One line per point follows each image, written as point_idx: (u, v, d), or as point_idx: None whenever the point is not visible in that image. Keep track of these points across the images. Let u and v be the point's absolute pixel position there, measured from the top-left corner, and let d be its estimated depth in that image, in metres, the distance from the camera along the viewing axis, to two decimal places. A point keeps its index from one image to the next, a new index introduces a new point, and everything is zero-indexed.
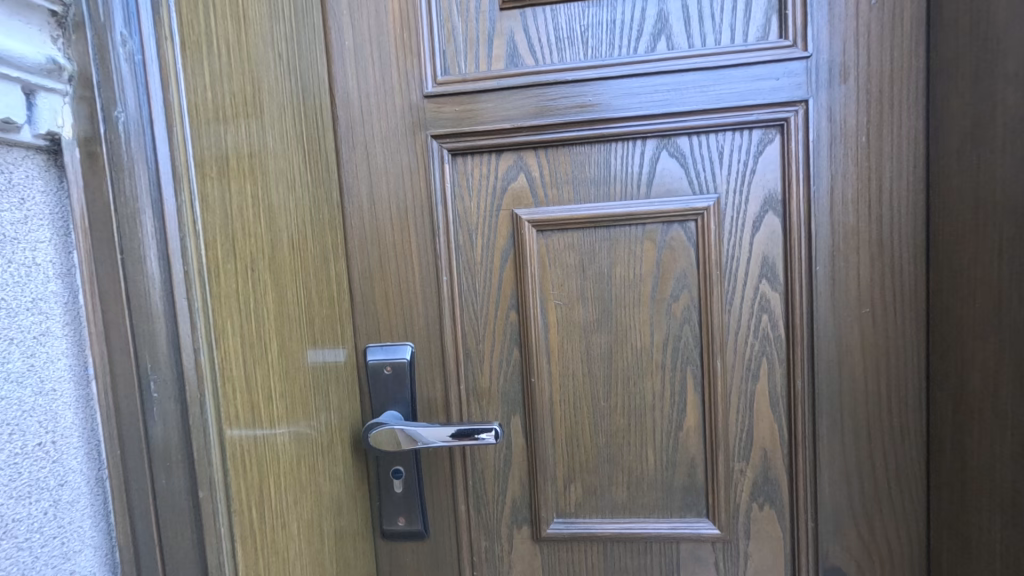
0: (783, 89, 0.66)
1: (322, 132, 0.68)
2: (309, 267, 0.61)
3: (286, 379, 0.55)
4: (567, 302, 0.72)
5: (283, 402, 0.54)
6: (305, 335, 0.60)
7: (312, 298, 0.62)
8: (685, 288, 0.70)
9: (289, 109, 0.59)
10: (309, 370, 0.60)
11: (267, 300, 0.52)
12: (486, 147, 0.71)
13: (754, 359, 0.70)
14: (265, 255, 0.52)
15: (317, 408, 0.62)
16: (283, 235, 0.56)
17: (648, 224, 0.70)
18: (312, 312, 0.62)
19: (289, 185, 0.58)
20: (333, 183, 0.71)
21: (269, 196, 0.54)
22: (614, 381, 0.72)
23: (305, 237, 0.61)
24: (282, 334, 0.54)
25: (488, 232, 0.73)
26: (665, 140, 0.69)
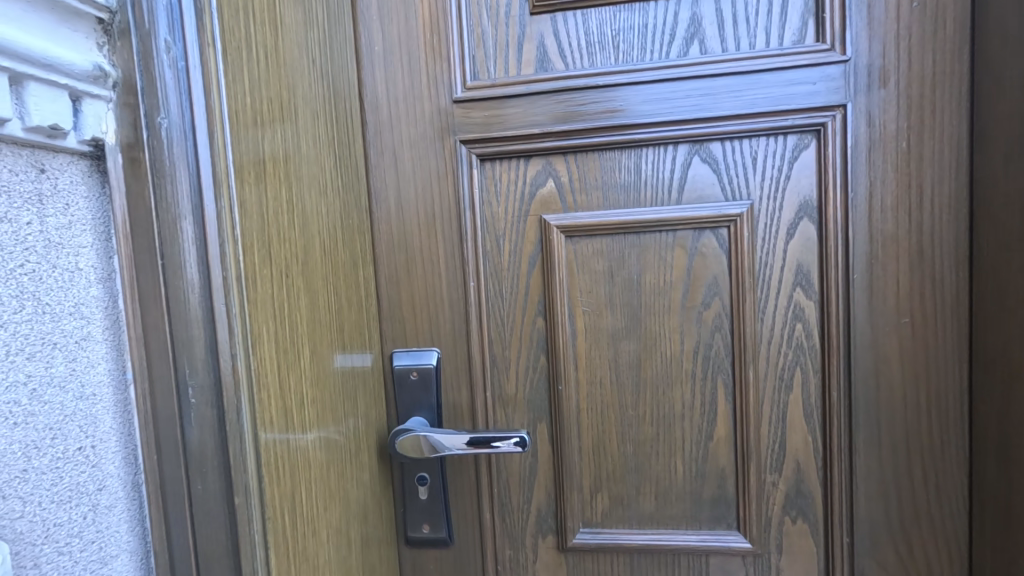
0: (820, 93, 0.64)
1: (353, 137, 0.68)
2: (339, 272, 0.61)
3: (318, 385, 0.55)
4: (595, 309, 0.71)
5: (315, 408, 0.54)
6: (334, 340, 0.59)
7: (341, 303, 0.62)
8: (717, 295, 0.69)
9: (322, 115, 0.59)
10: (338, 376, 0.60)
11: (301, 306, 0.52)
12: (515, 151, 0.70)
13: (788, 368, 0.69)
14: (299, 260, 0.52)
15: (345, 413, 0.62)
16: (316, 241, 0.56)
17: (679, 230, 0.69)
18: (341, 317, 0.62)
19: (322, 191, 0.58)
20: (362, 188, 0.71)
21: (303, 201, 0.54)
22: (642, 389, 0.71)
23: (336, 242, 0.61)
24: (313, 339, 0.54)
25: (516, 237, 0.72)
26: (697, 144, 0.68)
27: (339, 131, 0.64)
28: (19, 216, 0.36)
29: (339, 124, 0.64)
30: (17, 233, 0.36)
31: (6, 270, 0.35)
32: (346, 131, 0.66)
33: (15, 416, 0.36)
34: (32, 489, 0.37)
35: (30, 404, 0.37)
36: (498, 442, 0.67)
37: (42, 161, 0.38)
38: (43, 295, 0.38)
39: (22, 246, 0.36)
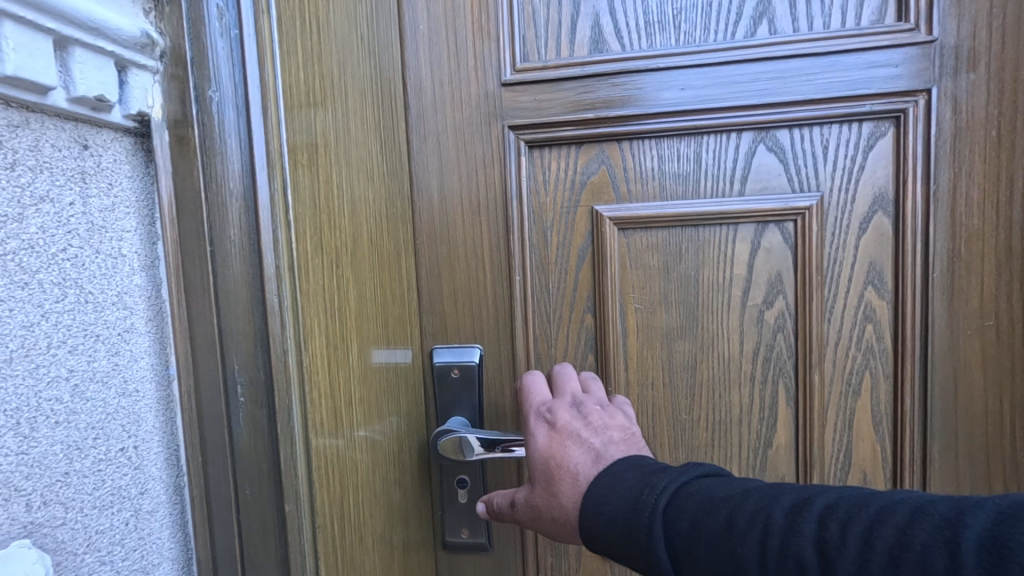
0: (901, 76, 0.60)
1: (396, 122, 0.65)
2: (386, 263, 0.58)
3: (365, 384, 0.51)
4: (647, 305, 0.67)
5: (362, 408, 0.51)
6: (380, 336, 0.56)
7: (387, 297, 0.58)
8: (780, 294, 0.65)
9: (369, 95, 0.56)
10: (382, 374, 0.57)
11: (351, 299, 0.48)
12: (566, 138, 0.67)
13: (856, 372, 0.64)
14: (349, 250, 0.49)
15: (388, 413, 0.58)
16: (364, 231, 0.52)
17: (741, 223, 0.65)
18: (386, 312, 0.58)
19: (369, 176, 0.54)
20: (404, 176, 0.67)
21: (353, 187, 0.50)
22: (697, 391, 0.68)
23: (382, 231, 0.57)
24: (362, 335, 0.51)
25: (565, 229, 0.69)
26: (763, 132, 0.64)
27: (384, 114, 0.60)
28: (62, 196, 0.33)
29: (385, 106, 0.60)
30: (59, 215, 0.33)
31: (48, 254, 0.32)
32: (391, 116, 0.63)
33: (57, 414, 0.33)
34: (73, 493, 0.34)
35: (72, 401, 0.34)
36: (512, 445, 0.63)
37: (85, 136, 0.35)
38: (86, 282, 0.35)
39: (64, 228, 0.33)
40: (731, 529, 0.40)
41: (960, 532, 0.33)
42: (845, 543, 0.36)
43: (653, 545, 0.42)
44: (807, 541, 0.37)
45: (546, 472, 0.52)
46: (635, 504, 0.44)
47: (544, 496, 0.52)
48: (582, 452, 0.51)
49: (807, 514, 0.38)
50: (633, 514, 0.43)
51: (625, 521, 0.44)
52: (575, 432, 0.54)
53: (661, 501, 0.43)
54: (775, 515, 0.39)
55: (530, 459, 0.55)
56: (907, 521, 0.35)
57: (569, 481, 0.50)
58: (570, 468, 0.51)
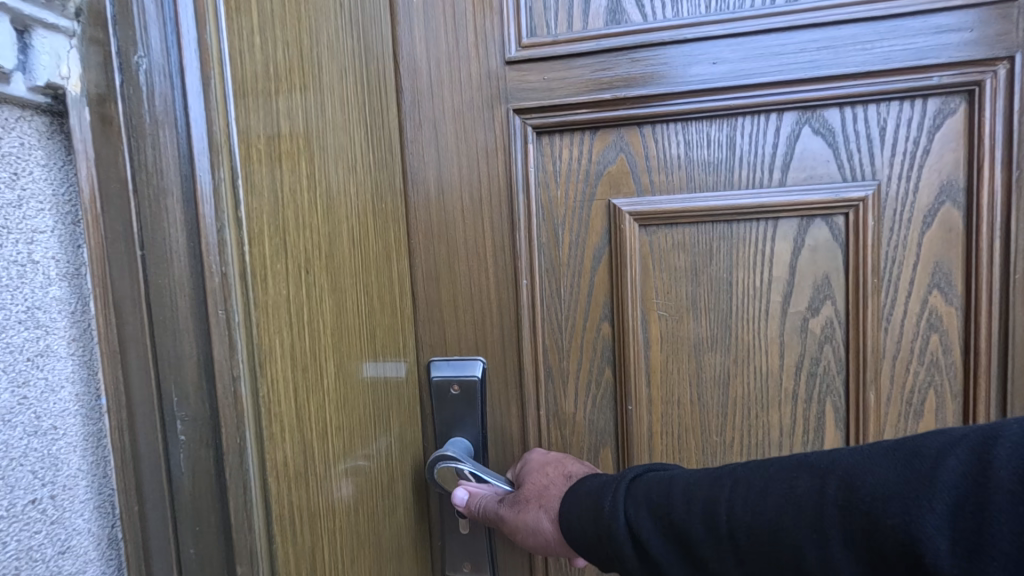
0: (977, 43, 0.50)
1: (387, 106, 0.57)
2: (375, 264, 0.49)
3: (347, 409, 0.43)
4: (673, 313, 0.59)
5: (342, 436, 0.42)
6: (367, 350, 0.47)
7: (379, 302, 0.50)
8: (827, 300, 0.56)
9: (355, 72, 0.48)
10: (370, 390, 0.48)
11: (330, 311, 0.40)
12: (579, 122, 0.59)
13: (918, 390, 0.55)
14: (326, 250, 0.40)
15: (377, 437, 0.50)
16: (345, 226, 0.43)
17: (782, 218, 0.56)
18: (376, 320, 0.49)
19: (354, 166, 0.46)
20: (396, 167, 0.59)
21: (332, 177, 0.42)
22: (730, 411, 0.59)
23: (372, 228, 0.49)
24: (344, 350, 0.42)
25: (578, 227, 0.61)
26: (808, 112, 0.55)
27: (373, 92, 0.52)
28: None
29: (374, 86, 0.52)
30: None
31: None
32: (380, 94, 0.54)
33: None
34: None
35: None
36: (499, 496, 0.54)
37: None
38: None
39: None
40: (670, 496, 0.43)
41: (830, 480, 0.37)
42: (749, 499, 0.39)
43: (613, 512, 0.44)
44: (723, 498, 0.40)
45: (543, 473, 0.54)
46: (602, 484, 0.47)
47: (535, 488, 0.53)
48: (582, 466, 0.55)
49: (723, 479, 0.41)
50: (601, 490, 0.46)
51: (592, 496, 0.46)
52: (565, 460, 0.56)
53: (625, 477, 0.46)
54: (700, 479, 0.42)
55: (524, 467, 0.57)
56: (795, 474, 0.38)
57: (559, 483, 0.53)
58: (560, 476, 0.53)
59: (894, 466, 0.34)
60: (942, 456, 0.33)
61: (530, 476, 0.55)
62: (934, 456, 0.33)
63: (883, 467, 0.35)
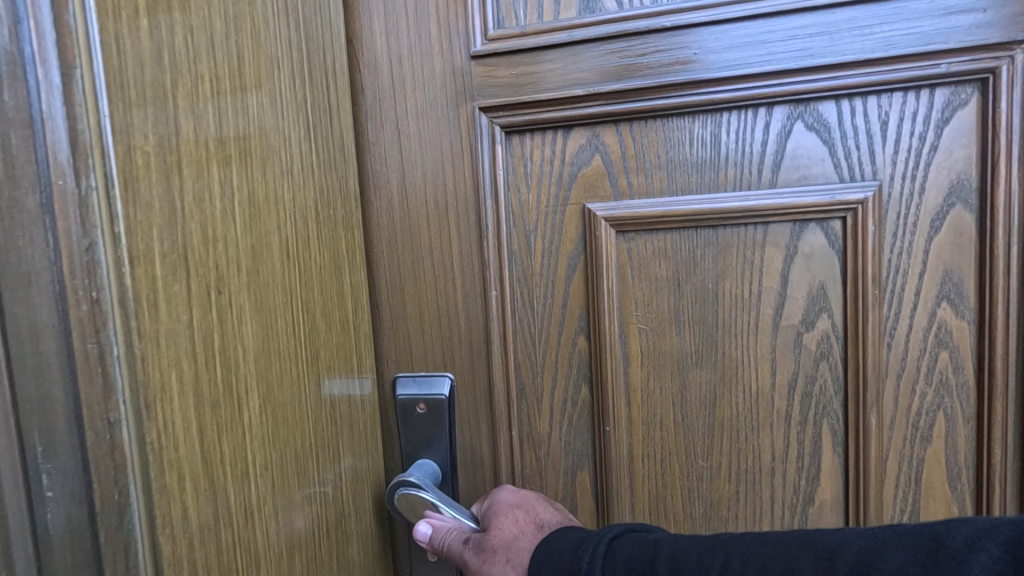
0: (990, 25, 0.45)
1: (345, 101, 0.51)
2: (319, 274, 0.43)
3: (276, 442, 0.37)
4: (655, 327, 0.55)
5: (270, 475, 0.36)
6: (308, 372, 0.41)
7: (325, 316, 0.44)
8: (823, 312, 0.51)
9: (298, 65, 0.42)
10: (312, 417, 0.42)
11: (252, 333, 0.35)
12: (551, 120, 0.54)
13: (926, 413, 0.50)
14: (248, 263, 0.35)
15: (323, 471, 0.43)
16: (277, 235, 0.38)
17: (772, 223, 0.51)
18: (321, 337, 0.43)
19: (291, 171, 0.40)
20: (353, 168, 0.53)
21: (257, 187, 0.36)
22: (717, 433, 0.54)
23: (318, 234, 0.44)
24: (270, 374, 0.37)
25: (551, 233, 0.56)
26: (801, 105, 0.50)
27: (320, 83, 0.45)
28: None
29: (329, 82, 0.47)
30: None
31: None
32: (338, 83, 0.48)
33: None
34: None
35: None
36: (465, 535, 0.50)
37: None
38: None
39: None
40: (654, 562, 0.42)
41: (840, 564, 0.36)
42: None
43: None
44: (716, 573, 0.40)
45: (512, 519, 0.50)
46: (580, 542, 0.45)
47: (502, 538, 0.49)
48: (554, 515, 0.51)
49: (717, 552, 0.41)
50: (577, 550, 0.45)
51: (568, 557, 0.45)
52: (535, 503, 0.52)
53: (605, 535, 0.45)
54: (689, 549, 0.42)
55: (490, 508, 0.52)
56: (797, 554, 0.38)
57: (530, 531, 0.49)
58: (531, 523, 0.50)
59: (912, 556, 0.34)
60: (969, 549, 0.33)
61: (496, 522, 0.50)
62: (960, 550, 0.33)
63: (900, 555, 0.35)
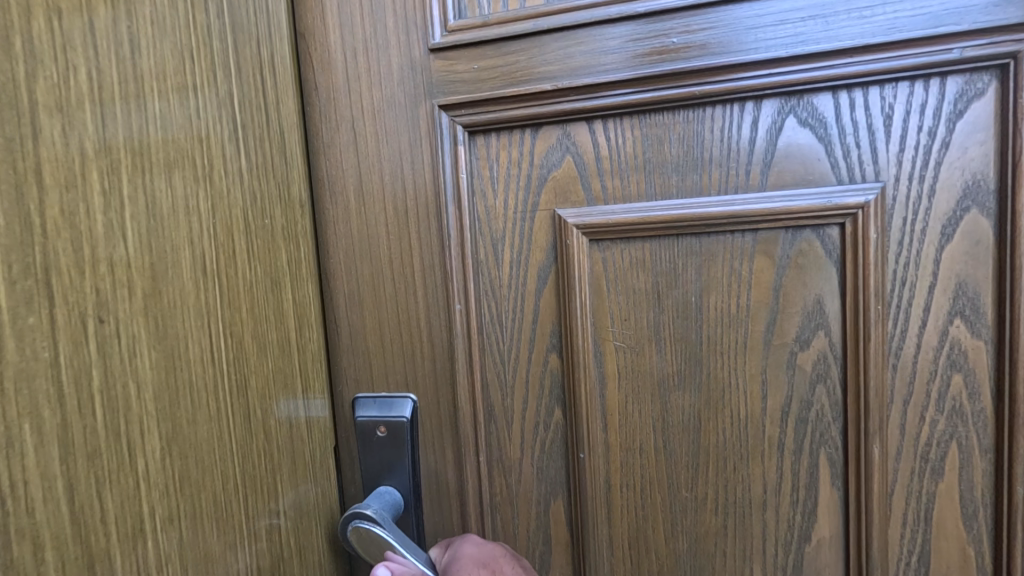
0: (1010, 4, 0.39)
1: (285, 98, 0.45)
2: (248, 293, 0.39)
3: (185, 488, 0.33)
4: (633, 344, 0.50)
5: (176, 528, 0.33)
6: (231, 405, 0.37)
7: (256, 340, 0.40)
8: (820, 329, 0.46)
9: (223, 63, 0.38)
10: (239, 456, 0.38)
11: (148, 368, 0.31)
12: (517, 118, 0.49)
13: (937, 443, 0.44)
14: (145, 285, 0.31)
15: (257, 515, 0.39)
16: (190, 252, 0.34)
17: (762, 230, 0.46)
18: (251, 363, 0.39)
19: (212, 177, 0.36)
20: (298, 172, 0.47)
21: (156, 196, 0.32)
22: (702, 461, 0.49)
23: (248, 248, 0.39)
24: (174, 412, 0.33)
25: (520, 242, 0.51)
26: (794, 98, 0.44)
27: (253, 80, 0.41)
28: None
29: (267, 80, 0.43)
30: None
31: None
32: (283, 83, 0.45)
33: None
34: None
35: None
36: None
37: None
38: None
39: None
40: None
41: None
42: None
43: None
44: None
45: None
46: None
47: None
48: None
49: None
50: None
51: None
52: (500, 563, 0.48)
53: None
54: None
55: (452, 565, 0.48)
56: None
57: None
58: None
59: None
60: None
61: None
62: None
63: None
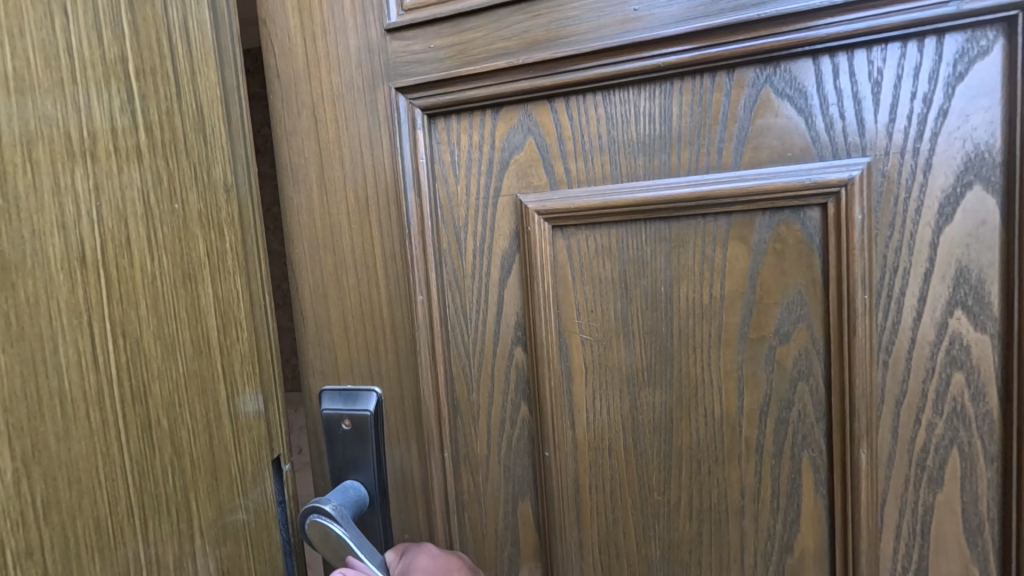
0: None
1: (227, 78, 0.44)
2: (149, 286, 0.36)
3: (51, 513, 0.31)
4: (600, 337, 0.47)
5: (40, 560, 0.30)
6: (125, 413, 0.35)
7: (161, 340, 0.37)
8: (803, 321, 0.41)
9: (113, 27, 0.35)
10: (134, 471, 0.35)
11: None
12: (475, 98, 0.47)
13: (937, 449, 0.40)
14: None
15: (157, 540, 0.36)
16: (60, 238, 0.32)
17: (736, 213, 0.42)
18: (153, 367, 0.36)
19: (96, 151, 0.34)
20: (246, 154, 0.45)
21: (7, 170, 0.29)
22: (676, 463, 0.46)
23: (149, 238, 0.37)
24: (38, 427, 0.30)
25: (483, 229, 0.49)
26: (770, 66, 0.40)
27: (157, 52, 0.38)
28: None
29: (178, 51, 0.40)
30: None
31: None
32: (204, 56, 0.42)
33: None
34: None
35: None
36: None
37: None
38: None
39: None
40: None
41: None
42: None
43: None
44: None
45: None
46: None
47: None
48: None
49: None
50: None
51: None
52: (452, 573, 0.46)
53: None
54: None
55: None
56: None
57: None
58: None
59: None
60: None
61: None
62: None
63: None
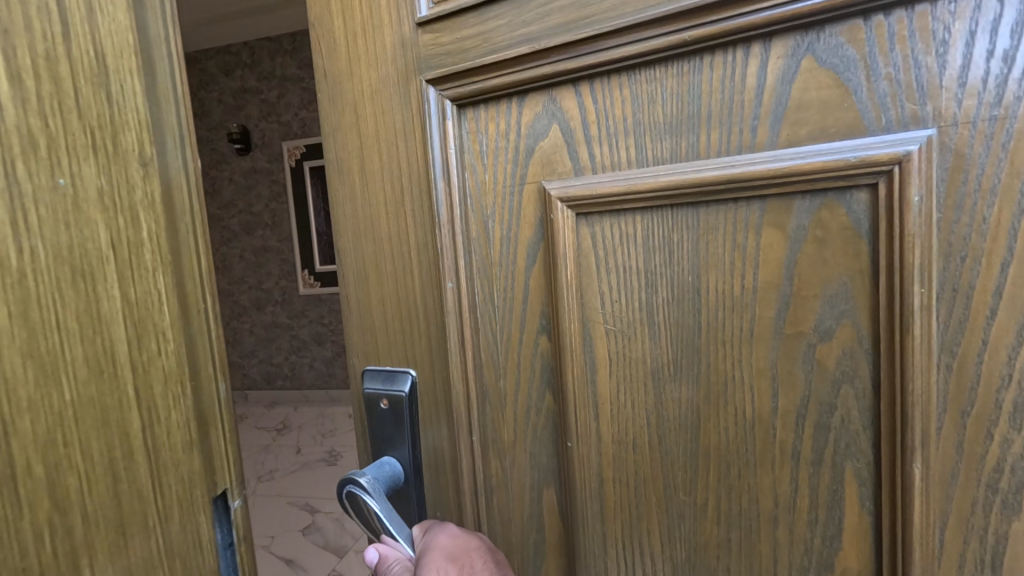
0: None
1: (149, 21, 0.31)
2: (13, 287, 0.24)
3: None
4: (624, 329, 0.45)
5: None
6: None
7: (36, 361, 0.24)
8: (846, 316, 0.37)
9: None
10: None
11: None
12: (501, 86, 0.47)
13: (1014, 471, 0.34)
14: None
15: None
16: None
17: (770, 196, 0.39)
18: (20, 396, 0.24)
19: None
20: (177, 123, 0.32)
21: None
22: (702, 463, 0.43)
23: (16, 220, 0.24)
24: None
25: (509, 218, 0.49)
26: (812, 33, 0.36)
27: None
28: None
29: None
30: None
31: None
32: None
33: None
34: None
35: None
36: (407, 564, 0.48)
37: None
38: None
39: None
40: None
41: None
42: None
43: None
44: None
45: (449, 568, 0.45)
46: None
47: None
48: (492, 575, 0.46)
49: None
50: None
51: None
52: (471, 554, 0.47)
53: None
54: None
55: (425, 553, 0.47)
56: None
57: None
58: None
59: None
60: None
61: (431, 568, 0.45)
62: None
63: None
